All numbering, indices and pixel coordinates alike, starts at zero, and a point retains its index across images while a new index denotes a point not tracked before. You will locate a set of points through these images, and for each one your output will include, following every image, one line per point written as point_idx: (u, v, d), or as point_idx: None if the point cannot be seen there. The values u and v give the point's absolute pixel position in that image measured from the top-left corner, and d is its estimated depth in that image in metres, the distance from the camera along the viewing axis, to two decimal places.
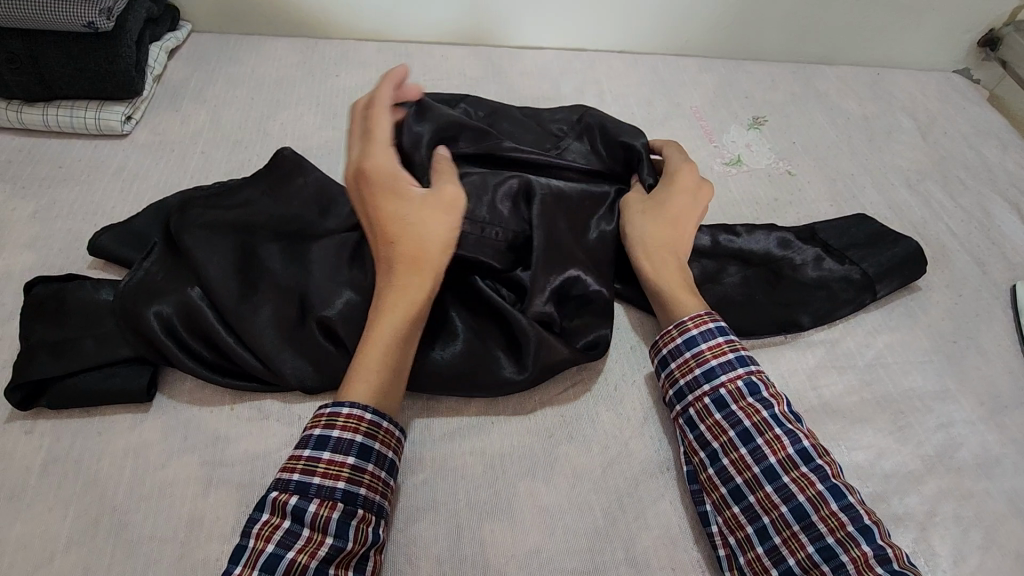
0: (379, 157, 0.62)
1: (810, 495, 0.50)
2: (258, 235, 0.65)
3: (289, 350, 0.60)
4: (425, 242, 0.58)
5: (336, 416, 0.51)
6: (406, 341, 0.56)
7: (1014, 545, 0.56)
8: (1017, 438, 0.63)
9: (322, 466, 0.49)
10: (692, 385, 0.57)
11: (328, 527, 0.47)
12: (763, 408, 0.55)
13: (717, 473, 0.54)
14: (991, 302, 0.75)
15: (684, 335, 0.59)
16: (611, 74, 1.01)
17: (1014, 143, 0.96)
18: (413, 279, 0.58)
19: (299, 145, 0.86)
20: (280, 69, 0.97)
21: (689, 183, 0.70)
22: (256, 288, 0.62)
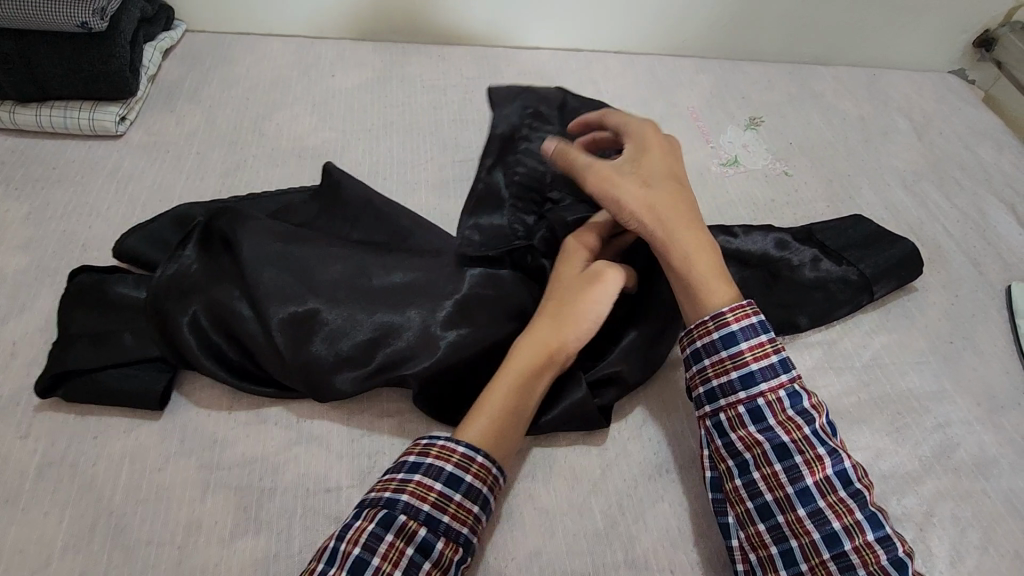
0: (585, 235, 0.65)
1: (846, 523, 0.49)
2: (295, 239, 0.63)
3: (313, 355, 0.59)
4: (575, 300, 0.59)
5: (470, 459, 0.52)
6: (527, 393, 0.56)
7: (1012, 545, 0.56)
8: (1014, 438, 0.63)
9: (452, 506, 0.50)
10: (727, 390, 0.55)
11: (449, 568, 0.49)
12: (803, 425, 0.53)
13: (745, 486, 0.53)
14: (987, 303, 0.75)
15: (721, 330, 0.56)
16: (608, 74, 1.01)
17: (1009, 143, 0.96)
18: (542, 328, 0.58)
19: (295, 146, 0.86)
20: (275, 69, 0.96)
21: (661, 149, 0.68)
22: (296, 289, 0.60)
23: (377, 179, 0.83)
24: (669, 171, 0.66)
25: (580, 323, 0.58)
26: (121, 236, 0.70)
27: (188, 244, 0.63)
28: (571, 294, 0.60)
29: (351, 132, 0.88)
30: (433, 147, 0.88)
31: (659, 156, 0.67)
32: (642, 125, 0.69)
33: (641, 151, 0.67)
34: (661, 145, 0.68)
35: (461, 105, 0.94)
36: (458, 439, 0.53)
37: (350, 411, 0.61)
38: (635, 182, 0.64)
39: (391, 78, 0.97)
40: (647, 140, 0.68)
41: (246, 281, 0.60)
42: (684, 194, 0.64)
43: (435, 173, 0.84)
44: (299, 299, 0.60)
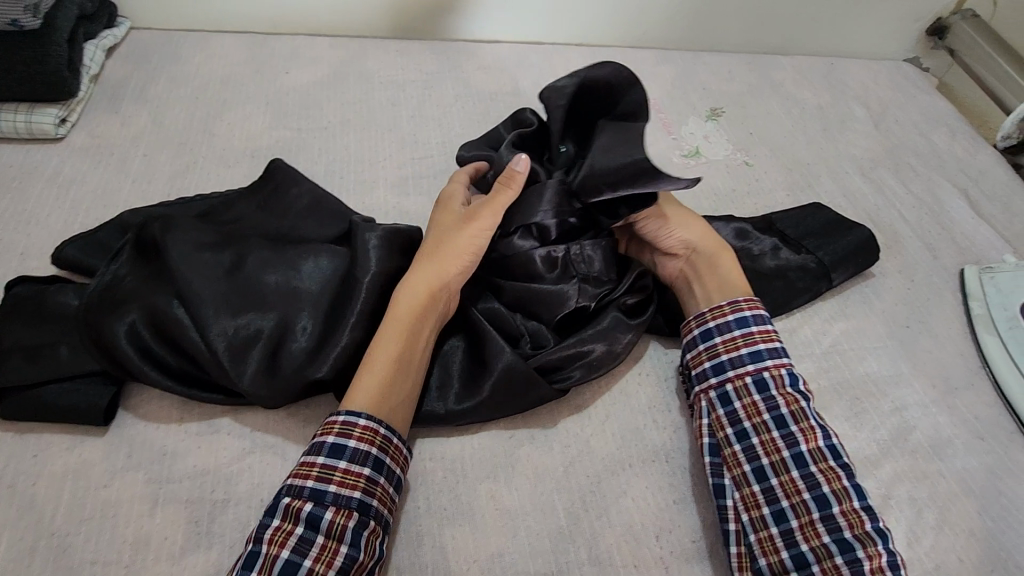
0: (451, 186, 0.68)
1: (835, 488, 0.51)
2: (233, 242, 0.62)
3: (251, 347, 0.57)
4: (438, 248, 0.61)
5: (352, 426, 0.52)
6: (409, 345, 0.56)
7: (965, 524, 0.57)
8: (967, 418, 0.65)
9: (337, 475, 0.50)
10: (736, 362, 0.58)
11: (343, 536, 0.48)
12: (801, 400, 0.56)
13: (743, 451, 0.54)
14: (941, 286, 0.76)
15: (736, 313, 0.60)
16: (570, 67, 1.01)
17: (962, 130, 0.98)
18: (422, 273, 0.59)
19: (248, 146, 0.83)
20: (228, 66, 0.93)
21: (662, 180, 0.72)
22: (233, 291, 0.59)
23: (334, 179, 0.81)
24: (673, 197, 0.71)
25: (443, 268, 0.59)
26: (60, 245, 0.67)
27: (121, 254, 0.62)
28: (439, 244, 0.61)
29: (307, 130, 0.86)
30: (392, 144, 0.86)
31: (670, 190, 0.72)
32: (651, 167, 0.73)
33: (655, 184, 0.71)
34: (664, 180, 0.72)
35: (421, 101, 0.92)
36: (343, 410, 0.53)
37: (308, 417, 0.60)
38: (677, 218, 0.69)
39: (349, 74, 0.95)
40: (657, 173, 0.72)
41: (177, 285, 0.58)
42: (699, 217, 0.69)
43: (394, 172, 0.82)
44: (238, 299, 0.58)
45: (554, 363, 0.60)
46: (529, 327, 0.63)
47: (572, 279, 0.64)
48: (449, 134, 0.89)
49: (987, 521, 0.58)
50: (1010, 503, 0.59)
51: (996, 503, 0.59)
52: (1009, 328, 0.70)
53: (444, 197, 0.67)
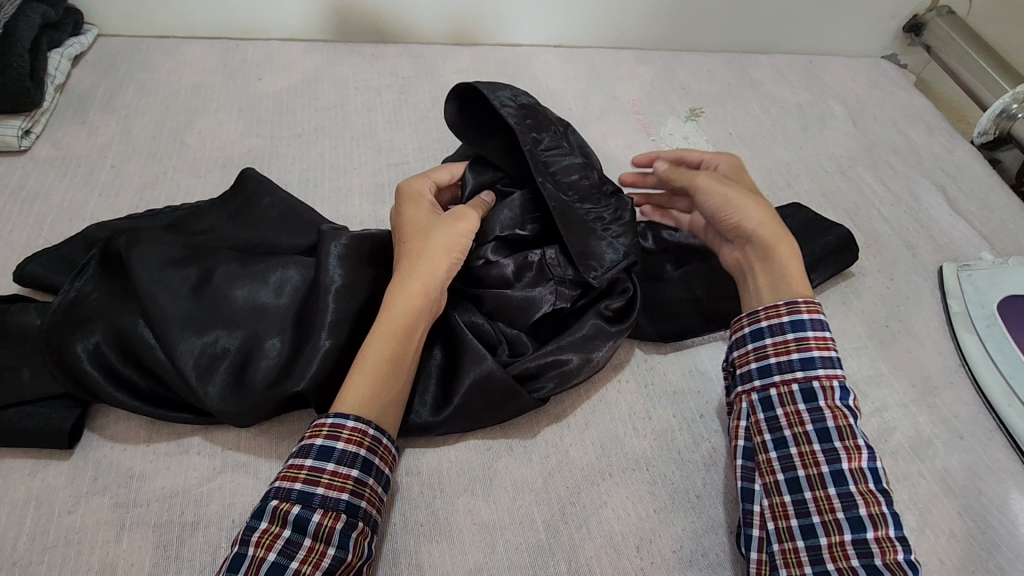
0: (418, 181, 0.66)
1: (873, 513, 0.47)
2: (200, 257, 0.61)
3: (218, 364, 0.56)
4: (430, 239, 0.60)
5: (340, 428, 0.50)
6: (408, 337, 0.55)
7: (946, 524, 0.57)
8: (947, 417, 0.65)
9: (326, 477, 0.48)
10: (785, 367, 0.52)
11: (331, 538, 0.46)
12: (849, 417, 0.51)
13: (779, 459, 0.50)
14: (921, 285, 0.76)
15: (792, 315, 0.54)
16: (548, 69, 1.00)
17: (939, 126, 0.98)
18: (414, 274, 0.57)
19: (219, 155, 0.82)
20: (199, 73, 0.91)
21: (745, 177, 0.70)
22: (199, 309, 0.57)
23: (308, 188, 0.79)
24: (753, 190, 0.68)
25: (437, 259, 0.58)
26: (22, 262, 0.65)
27: (86, 270, 0.60)
28: (427, 235, 0.60)
29: (280, 138, 0.85)
30: (368, 150, 0.85)
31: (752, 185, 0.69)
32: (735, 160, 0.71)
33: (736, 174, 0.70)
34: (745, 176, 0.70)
35: (397, 106, 0.91)
36: (332, 413, 0.51)
37: (281, 434, 0.58)
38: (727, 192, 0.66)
39: (323, 80, 0.93)
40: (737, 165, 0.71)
41: (143, 304, 0.57)
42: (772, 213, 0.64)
43: (370, 178, 0.81)
44: (204, 318, 0.57)
45: (534, 369, 0.59)
46: (505, 332, 0.62)
47: (547, 282, 0.63)
48: (425, 139, 0.87)
49: (968, 521, 0.58)
50: (990, 502, 0.59)
51: (977, 503, 0.59)
52: (987, 326, 0.70)
53: (411, 190, 0.65)
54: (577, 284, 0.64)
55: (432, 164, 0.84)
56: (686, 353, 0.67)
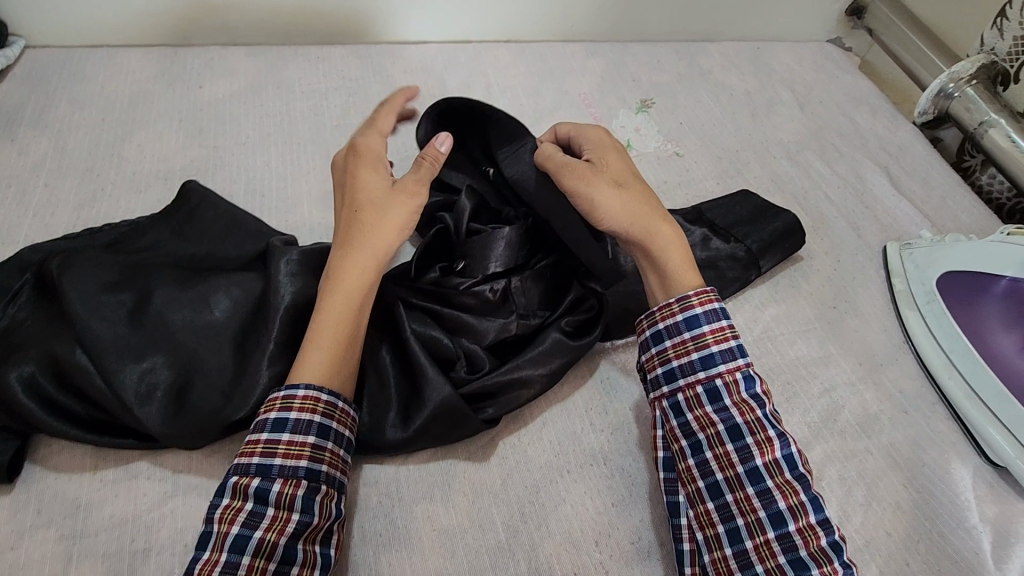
0: (371, 138, 0.63)
1: (792, 504, 0.49)
2: (138, 280, 0.60)
3: (161, 389, 0.56)
4: (387, 207, 0.58)
5: (291, 399, 0.51)
6: (359, 312, 0.55)
7: (892, 497, 0.59)
8: (892, 393, 0.67)
9: (282, 448, 0.49)
10: (687, 370, 0.54)
11: (294, 504, 0.48)
12: (757, 407, 0.53)
13: (697, 466, 0.52)
14: (866, 264, 0.78)
15: (685, 312, 0.55)
16: (499, 65, 0.99)
17: (882, 108, 1.01)
18: (367, 242, 0.57)
19: (161, 168, 0.79)
20: (136, 83, 0.88)
21: (616, 153, 0.63)
22: (140, 336, 0.57)
23: (254, 198, 0.78)
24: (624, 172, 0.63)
25: (389, 228, 0.58)
26: None
27: (20, 295, 0.58)
28: (384, 205, 0.58)
29: (225, 147, 0.83)
30: (316, 156, 0.83)
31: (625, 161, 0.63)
32: (594, 131, 0.65)
33: (598, 152, 0.63)
34: (618, 151, 0.64)
35: (345, 109, 0.89)
36: (284, 385, 0.52)
37: (235, 453, 0.57)
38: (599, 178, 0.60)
39: (267, 85, 0.91)
40: (605, 143, 0.64)
41: (79, 331, 0.56)
42: (652, 198, 0.61)
43: (320, 185, 0.80)
44: (145, 344, 0.57)
45: (504, 387, 0.59)
46: (463, 346, 0.61)
47: (510, 314, 0.63)
48: None
49: (912, 493, 0.60)
50: (933, 472, 0.61)
51: (921, 474, 0.61)
52: (927, 303, 0.72)
53: (371, 150, 0.62)
54: (537, 302, 0.64)
55: None
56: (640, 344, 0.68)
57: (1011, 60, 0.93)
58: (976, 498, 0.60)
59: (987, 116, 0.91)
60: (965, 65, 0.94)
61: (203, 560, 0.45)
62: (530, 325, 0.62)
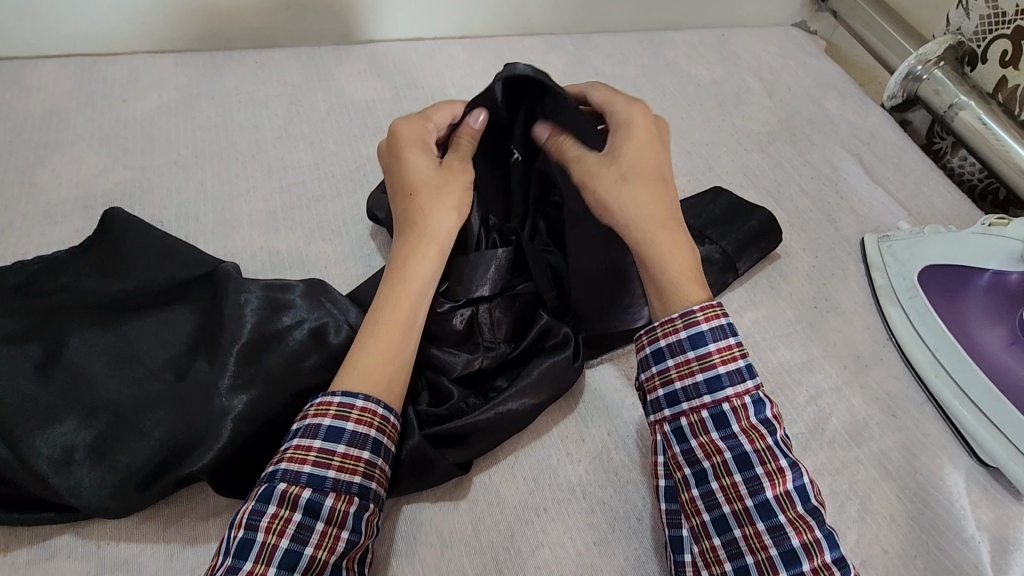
0: (419, 121, 0.60)
1: (806, 541, 0.45)
2: (48, 328, 0.53)
3: (79, 452, 0.49)
4: (439, 193, 0.56)
5: (349, 407, 0.47)
6: (415, 303, 0.52)
7: (886, 510, 0.56)
8: (880, 396, 0.64)
9: (337, 460, 0.45)
10: (691, 392, 0.49)
11: (345, 522, 0.44)
12: (767, 434, 0.48)
13: (702, 497, 0.48)
14: (845, 259, 0.75)
15: (690, 329, 0.50)
16: (452, 63, 0.93)
17: (851, 92, 0.98)
18: (429, 226, 0.55)
19: (79, 194, 0.71)
20: (49, 99, 0.79)
21: (643, 139, 0.57)
22: (51, 393, 0.50)
23: (188, 223, 0.71)
24: (648, 161, 0.56)
25: (445, 213, 0.56)
26: None
27: None
28: (435, 190, 0.56)
29: (153, 167, 0.75)
30: (256, 172, 0.76)
31: (656, 150, 0.57)
32: (628, 105, 0.58)
33: (620, 133, 0.57)
34: (647, 131, 0.57)
35: (287, 119, 0.82)
36: (337, 391, 0.48)
37: (169, 518, 0.51)
38: (614, 171, 0.56)
39: (199, 95, 0.83)
40: (632, 120, 0.57)
41: None
42: (670, 191, 0.56)
43: (260, 205, 0.73)
44: (59, 401, 0.50)
45: (476, 430, 0.53)
46: (427, 378, 0.56)
47: (478, 345, 0.58)
48: (320, 153, 0.79)
49: (907, 504, 0.57)
50: (927, 480, 0.59)
51: (913, 482, 0.58)
52: (909, 298, 0.69)
53: (412, 132, 0.58)
54: (506, 331, 0.59)
55: (331, 181, 0.76)
56: (619, 360, 0.63)
57: (978, 40, 0.91)
58: (971, 505, 0.58)
59: (957, 98, 0.88)
60: (932, 47, 0.91)
61: (247, 571, 0.41)
62: (504, 356, 0.58)
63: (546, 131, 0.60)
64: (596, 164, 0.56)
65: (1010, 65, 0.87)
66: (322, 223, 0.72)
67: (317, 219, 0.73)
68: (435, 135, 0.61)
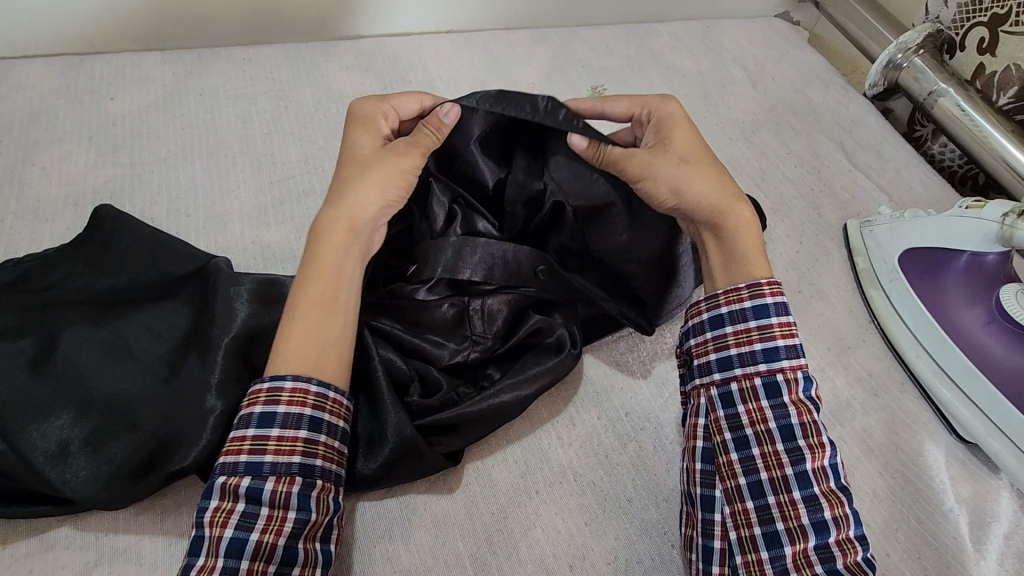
0: (375, 103, 0.60)
1: (836, 514, 0.46)
2: (39, 324, 0.54)
3: (73, 445, 0.49)
4: (362, 170, 0.55)
5: (278, 390, 0.47)
6: (333, 283, 0.51)
7: (869, 487, 0.58)
8: (862, 376, 0.65)
9: (272, 444, 0.45)
10: (747, 360, 0.50)
11: (290, 503, 0.44)
12: (813, 410, 0.50)
13: (741, 461, 0.48)
14: (828, 244, 0.77)
15: (755, 300, 0.51)
16: (440, 57, 0.94)
17: (833, 81, 0.99)
18: (343, 203, 0.54)
19: (68, 193, 0.71)
20: (35, 98, 0.79)
21: (686, 126, 0.59)
22: (44, 389, 0.51)
23: (178, 219, 0.71)
24: (696, 147, 0.59)
25: (363, 192, 0.54)
26: None
27: None
28: (357, 169, 0.55)
29: (142, 165, 0.75)
30: (245, 168, 0.77)
31: (698, 136, 0.60)
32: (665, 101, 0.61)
33: (665, 126, 0.59)
34: (685, 121, 0.60)
35: (276, 114, 0.83)
36: (267, 377, 0.47)
37: (164, 509, 0.52)
38: (673, 158, 0.57)
39: (187, 92, 0.83)
40: (670, 112, 0.60)
41: None
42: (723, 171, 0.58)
43: (250, 200, 0.74)
44: (52, 395, 0.51)
45: (468, 419, 0.54)
46: (417, 367, 0.56)
47: (466, 338, 0.58)
48: (310, 148, 0.80)
49: (889, 480, 0.58)
50: (908, 456, 0.60)
51: (895, 459, 0.60)
52: (890, 282, 0.71)
53: (363, 112, 0.59)
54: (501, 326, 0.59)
55: (321, 175, 0.77)
56: (609, 345, 0.64)
57: (956, 28, 0.93)
58: (951, 480, 0.60)
59: (936, 85, 0.90)
60: (912, 35, 0.93)
61: (199, 567, 0.42)
62: (495, 347, 0.59)
63: (583, 139, 0.58)
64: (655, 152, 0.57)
65: (987, 52, 0.89)
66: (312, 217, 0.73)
67: (307, 213, 0.73)
68: (391, 116, 0.60)
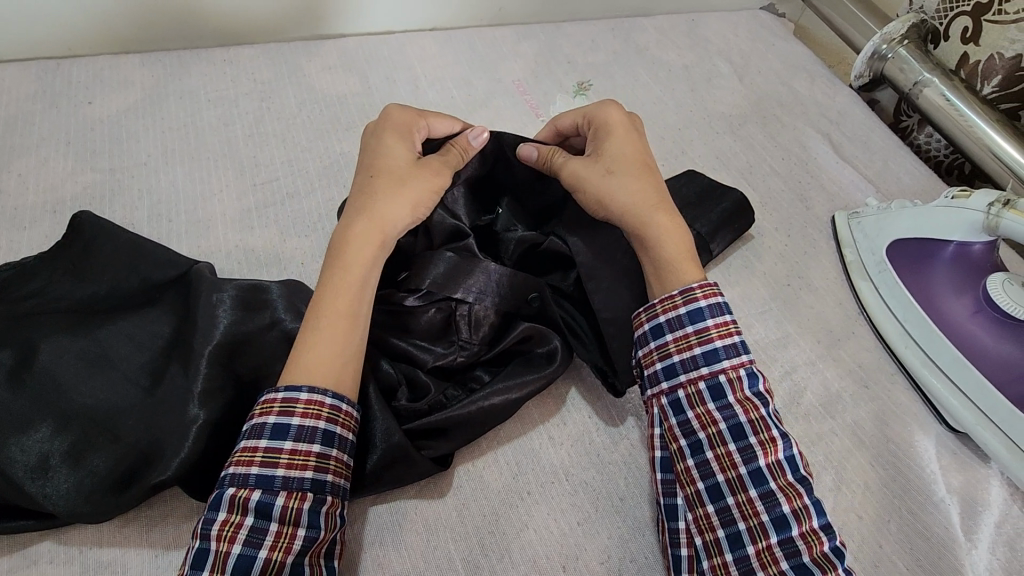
0: (412, 114, 0.60)
1: (795, 507, 0.46)
2: (17, 334, 0.52)
3: (53, 458, 0.48)
4: (401, 183, 0.55)
5: (294, 402, 0.46)
6: (359, 293, 0.51)
7: (860, 478, 0.58)
8: (853, 368, 0.65)
9: (285, 457, 0.45)
10: (689, 365, 0.51)
11: (300, 519, 0.44)
12: (761, 405, 0.50)
13: (697, 466, 0.49)
14: (816, 236, 0.77)
15: (689, 304, 0.52)
16: (423, 56, 0.93)
17: (819, 72, 0.99)
18: (377, 213, 0.54)
19: (46, 199, 0.70)
20: (11, 103, 0.78)
21: (623, 133, 0.60)
22: (24, 400, 0.50)
23: (160, 224, 0.70)
24: (631, 152, 0.59)
25: (398, 207, 0.55)
26: None
27: None
28: (397, 179, 0.55)
29: (122, 170, 0.74)
30: (228, 171, 0.75)
31: (636, 142, 0.60)
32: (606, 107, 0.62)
33: (602, 134, 0.60)
34: (623, 126, 0.61)
35: (258, 116, 0.81)
36: (283, 387, 0.47)
37: (150, 520, 0.51)
38: (603, 168, 0.58)
39: (167, 94, 0.82)
40: (609, 118, 0.61)
41: None
42: (656, 174, 0.59)
43: (233, 204, 0.72)
44: (31, 407, 0.50)
45: (456, 423, 0.54)
46: (404, 371, 0.56)
47: (453, 343, 0.58)
48: (293, 149, 0.79)
49: (880, 472, 0.59)
50: (898, 448, 0.60)
51: (886, 449, 0.60)
52: (879, 273, 0.71)
53: (401, 118, 0.59)
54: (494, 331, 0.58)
55: (305, 178, 0.76)
56: None
57: (940, 18, 0.93)
58: (941, 470, 0.60)
59: (921, 75, 0.90)
60: (896, 25, 0.93)
61: None
62: (485, 352, 0.58)
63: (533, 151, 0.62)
64: (586, 164, 0.59)
65: (971, 41, 0.89)
66: (297, 220, 0.72)
67: (291, 217, 0.72)
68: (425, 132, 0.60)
